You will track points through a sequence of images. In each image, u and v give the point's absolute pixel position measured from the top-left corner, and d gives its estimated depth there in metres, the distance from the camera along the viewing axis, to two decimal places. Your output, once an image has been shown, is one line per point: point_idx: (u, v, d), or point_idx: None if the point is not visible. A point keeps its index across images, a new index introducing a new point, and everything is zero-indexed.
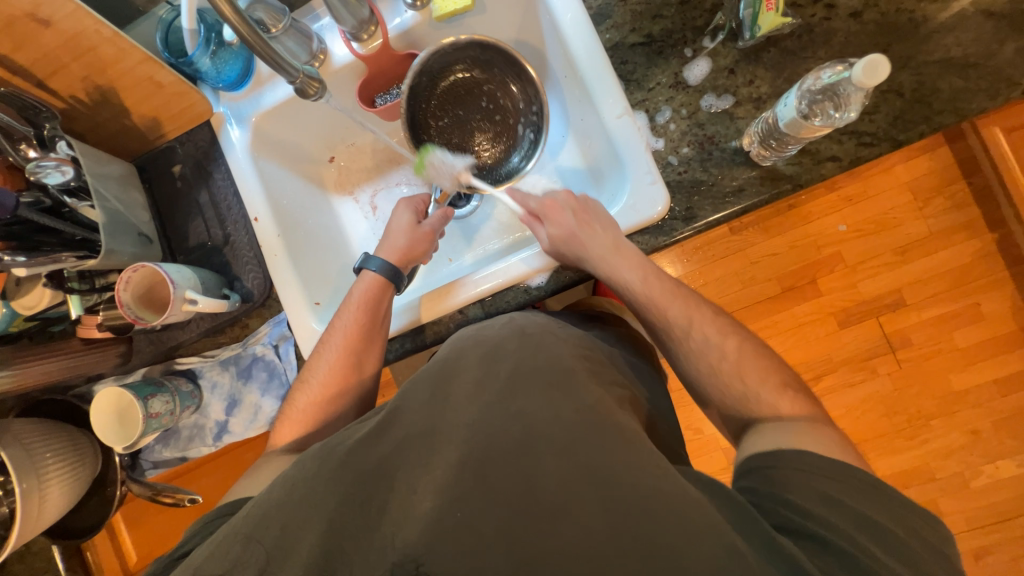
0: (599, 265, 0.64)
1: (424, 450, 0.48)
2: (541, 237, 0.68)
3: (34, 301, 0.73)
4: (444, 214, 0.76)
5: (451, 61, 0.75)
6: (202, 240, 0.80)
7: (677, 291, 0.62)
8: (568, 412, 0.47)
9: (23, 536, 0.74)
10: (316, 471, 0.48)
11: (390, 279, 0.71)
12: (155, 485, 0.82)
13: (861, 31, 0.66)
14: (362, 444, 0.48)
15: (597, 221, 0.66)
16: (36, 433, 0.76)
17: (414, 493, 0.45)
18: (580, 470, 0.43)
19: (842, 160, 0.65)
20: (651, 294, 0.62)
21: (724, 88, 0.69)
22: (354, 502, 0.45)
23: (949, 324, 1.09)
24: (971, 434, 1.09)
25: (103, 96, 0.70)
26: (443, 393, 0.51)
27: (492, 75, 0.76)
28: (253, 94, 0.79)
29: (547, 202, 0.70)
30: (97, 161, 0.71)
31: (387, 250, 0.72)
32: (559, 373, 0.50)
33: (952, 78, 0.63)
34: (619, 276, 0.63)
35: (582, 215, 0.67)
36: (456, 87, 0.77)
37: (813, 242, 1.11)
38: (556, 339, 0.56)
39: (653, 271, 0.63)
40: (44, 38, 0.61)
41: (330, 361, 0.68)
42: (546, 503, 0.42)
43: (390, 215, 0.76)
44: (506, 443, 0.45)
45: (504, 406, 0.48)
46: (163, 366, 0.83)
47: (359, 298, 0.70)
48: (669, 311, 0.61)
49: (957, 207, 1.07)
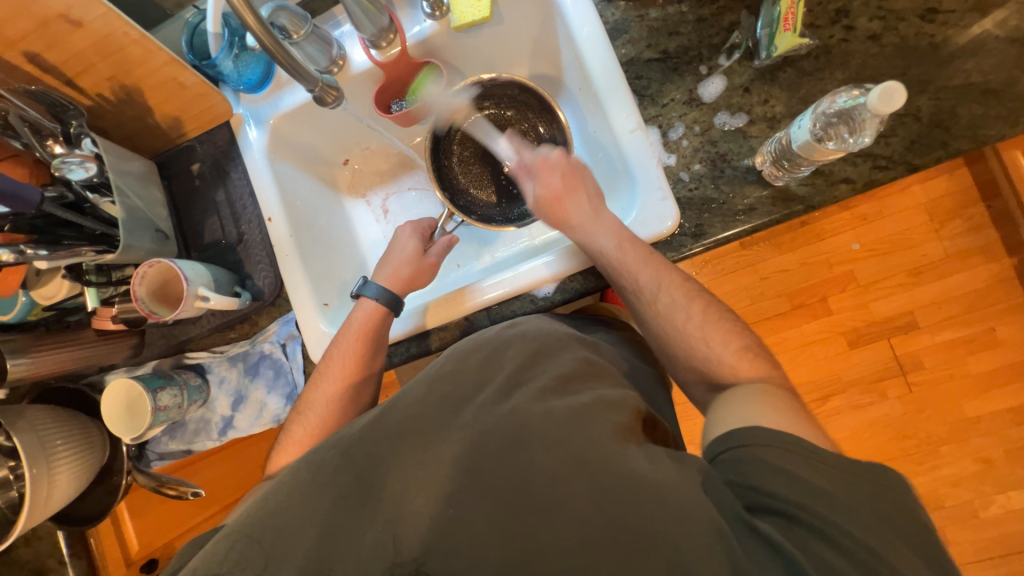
0: (578, 230, 0.65)
1: (417, 446, 0.47)
2: (528, 192, 0.70)
3: (52, 293, 0.75)
4: (448, 241, 0.77)
5: (491, 95, 0.82)
6: (217, 237, 0.82)
7: (652, 257, 0.61)
8: (559, 407, 0.47)
9: (32, 521, 0.75)
10: (315, 467, 0.48)
11: (388, 307, 0.71)
12: (160, 477, 0.83)
13: (878, 54, 0.65)
14: (360, 441, 0.49)
15: (583, 187, 0.67)
16: (48, 421, 0.78)
17: (406, 487, 0.45)
18: (569, 463, 0.44)
19: (856, 183, 0.64)
20: (624, 258, 0.61)
21: (738, 106, 0.69)
22: (349, 503, 0.45)
23: (962, 349, 1.07)
24: (983, 462, 1.07)
25: (128, 95, 0.72)
26: (439, 393, 0.51)
27: (525, 117, 0.81)
28: (273, 97, 0.81)
29: (537, 159, 0.70)
30: (120, 158, 0.73)
31: (389, 279, 0.73)
32: (557, 377, 0.51)
33: (971, 104, 0.62)
34: (595, 242, 0.63)
35: (571, 178, 0.68)
36: (489, 122, 0.83)
37: (824, 259, 1.10)
38: (555, 342, 0.57)
39: (628, 237, 0.62)
40: (75, 38, 0.63)
41: (327, 393, 0.68)
42: (540, 500, 0.42)
43: (397, 241, 0.76)
44: (500, 441, 0.45)
45: (497, 404, 0.49)
46: (173, 359, 0.85)
47: (358, 325, 0.70)
48: (642, 275, 0.60)
49: (974, 230, 1.06)
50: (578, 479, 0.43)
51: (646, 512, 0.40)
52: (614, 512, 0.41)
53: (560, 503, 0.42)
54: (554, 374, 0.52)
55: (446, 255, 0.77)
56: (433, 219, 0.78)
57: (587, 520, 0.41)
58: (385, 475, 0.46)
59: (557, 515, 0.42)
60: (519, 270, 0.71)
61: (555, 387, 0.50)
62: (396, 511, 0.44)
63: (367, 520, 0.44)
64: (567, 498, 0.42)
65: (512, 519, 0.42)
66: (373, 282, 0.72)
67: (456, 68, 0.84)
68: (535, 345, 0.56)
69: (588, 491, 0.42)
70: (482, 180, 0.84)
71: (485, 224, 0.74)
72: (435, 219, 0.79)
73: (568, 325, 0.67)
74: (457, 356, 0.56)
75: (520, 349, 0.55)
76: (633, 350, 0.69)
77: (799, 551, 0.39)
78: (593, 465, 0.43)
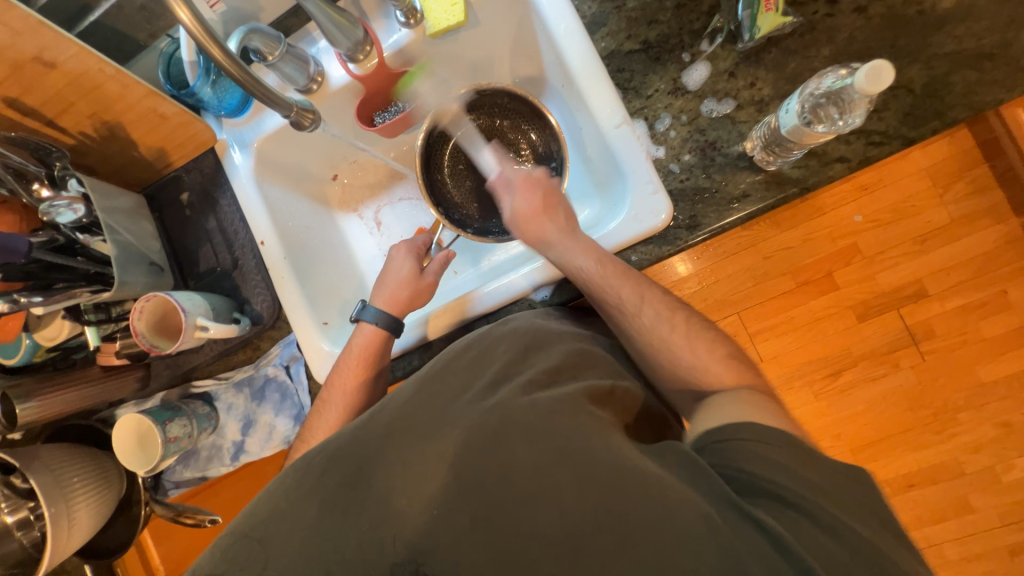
0: (554, 250, 0.64)
1: (407, 443, 0.47)
2: (506, 206, 0.70)
3: (54, 333, 0.77)
4: (444, 255, 0.76)
5: (483, 107, 0.80)
6: (212, 265, 0.82)
7: (630, 272, 0.61)
8: (547, 400, 0.47)
9: (55, 559, 0.75)
10: (303, 472, 0.47)
11: (388, 330, 0.71)
12: (176, 506, 0.83)
13: (865, 26, 0.64)
14: (349, 443, 0.48)
15: (562, 206, 0.68)
16: (63, 460, 0.79)
17: (392, 487, 0.44)
18: (558, 452, 0.43)
19: (850, 161, 0.63)
20: (604, 275, 0.61)
21: (725, 91, 0.67)
22: (335, 506, 0.44)
23: (975, 314, 1.00)
24: (1002, 426, 1.02)
25: (110, 130, 0.72)
26: (428, 394, 0.52)
27: (515, 120, 0.80)
28: (254, 119, 0.81)
29: (517, 176, 0.71)
30: (108, 195, 0.73)
31: (387, 301, 0.72)
32: (548, 371, 0.51)
33: (965, 71, 0.61)
34: (573, 261, 0.62)
35: (548, 201, 0.67)
36: (476, 131, 0.81)
37: (828, 234, 0.99)
38: (546, 334, 0.57)
39: (607, 257, 0.62)
40: (49, 79, 0.62)
41: (330, 420, 0.67)
42: (523, 493, 0.42)
43: (392, 261, 0.75)
44: (483, 435, 0.45)
45: (487, 400, 0.49)
46: (180, 389, 0.85)
47: (357, 351, 0.70)
48: (622, 290, 0.59)
49: (978, 192, 0.96)
50: (573, 480, 0.42)
51: (649, 513, 0.39)
52: (611, 508, 0.40)
53: (553, 499, 0.41)
54: (544, 367, 0.52)
55: (444, 270, 0.77)
56: (426, 236, 0.77)
57: (576, 512, 0.40)
58: (372, 474, 0.45)
59: (544, 507, 0.41)
60: (513, 276, 0.71)
61: (546, 380, 0.50)
62: (383, 510, 0.43)
63: (355, 519, 0.43)
64: (561, 494, 0.41)
65: (499, 514, 0.42)
66: (371, 306, 0.72)
67: (438, 76, 0.83)
68: (528, 340, 0.56)
69: (573, 482, 0.41)
70: (479, 192, 0.83)
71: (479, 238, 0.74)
72: (428, 236, 0.77)
73: (566, 320, 0.66)
74: (447, 358, 0.56)
75: (510, 345, 0.55)
76: None
77: (796, 534, 0.38)
78: (588, 461, 0.42)
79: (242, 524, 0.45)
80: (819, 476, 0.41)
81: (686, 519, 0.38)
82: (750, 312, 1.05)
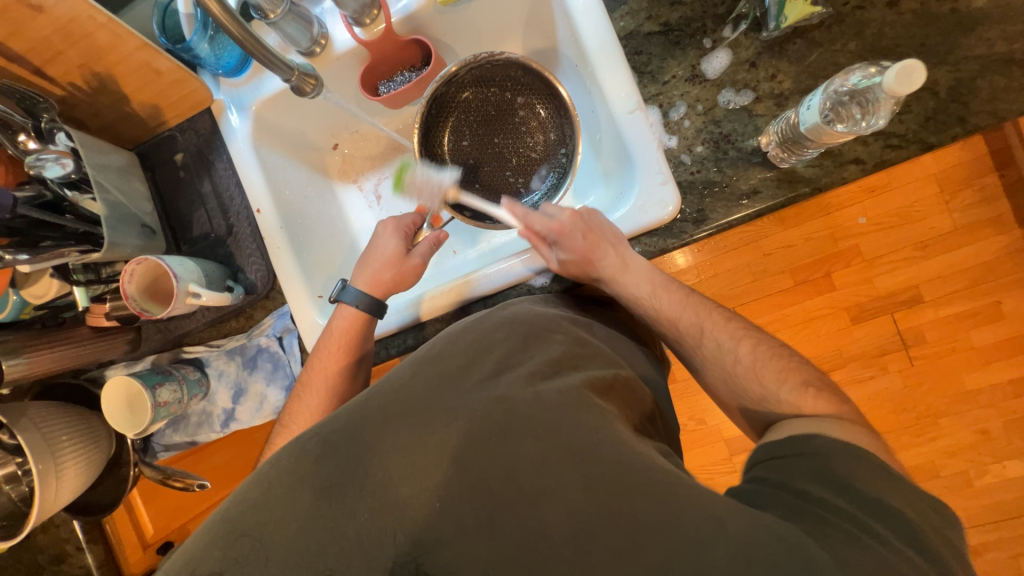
0: (611, 282, 0.64)
1: (404, 431, 0.46)
2: (551, 259, 0.66)
3: (42, 291, 0.75)
4: (434, 238, 0.73)
5: (494, 79, 0.77)
6: (206, 230, 0.80)
7: (690, 300, 0.61)
8: (549, 392, 0.47)
9: (43, 515, 0.75)
10: (297, 456, 0.46)
11: (370, 313, 0.70)
12: (165, 469, 0.84)
13: (896, 22, 0.61)
14: (345, 425, 0.48)
15: (607, 244, 0.63)
16: (52, 418, 0.78)
17: (390, 471, 0.44)
18: (562, 451, 0.43)
19: (866, 163, 0.61)
20: (659, 307, 0.61)
21: (744, 82, 0.65)
22: (329, 487, 0.44)
23: (967, 323, 1.00)
24: (981, 434, 1.03)
25: (101, 83, 0.68)
26: (424, 376, 0.51)
27: (530, 100, 0.77)
28: (254, 81, 0.77)
29: (551, 225, 0.64)
30: (98, 151, 0.70)
31: (370, 283, 0.71)
32: (548, 362, 0.51)
33: (993, 76, 0.59)
34: (629, 292, 0.63)
35: (592, 235, 0.63)
36: (489, 104, 0.79)
37: (831, 235, 0.98)
38: (546, 324, 0.56)
39: (662, 284, 0.62)
40: (36, 24, 0.59)
41: (312, 406, 0.67)
42: (524, 484, 0.42)
43: (378, 238, 0.73)
44: (485, 427, 0.45)
45: (486, 389, 0.48)
46: (171, 354, 0.84)
47: (339, 334, 0.70)
48: (681, 320, 0.60)
49: (987, 201, 0.94)
50: (571, 471, 0.42)
51: (643, 507, 0.39)
52: (606, 503, 0.40)
53: (553, 491, 0.41)
54: (544, 359, 0.51)
55: (431, 253, 0.74)
56: (417, 215, 0.75)
57: (575, 504, 0.40)
58: (369, 461, 0.45)
59: (545, 502, 0.41)
60: (515, 260, 0.70)
61: (545, 371, 0.50)
62: (382, 499, 0.43)
63: (352, 502, 0.43)
64: (560, 486, 0.41)
65: (499, 506, 0.42)
66: (351, 287, 0.70)
67: (448, 46, 0.80)
68: (528, 330, 0.55)
69: (576, 478, 0.41)
70: (482, 171, 0.80)
71: (477, 223, 0.72)
72: (419, 215, 0.75)
73: (567, 307, 0.65)
74: (445, 342, 0.55)
75: (509, 334, 0.54)
76: (633, 335, 0.67)
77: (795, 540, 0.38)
78: (587, 456, 0.42)
79: (235, 501, 0.45)
80: None
81: (683, 517, 0.39)
82: (747, 309, 1.05)
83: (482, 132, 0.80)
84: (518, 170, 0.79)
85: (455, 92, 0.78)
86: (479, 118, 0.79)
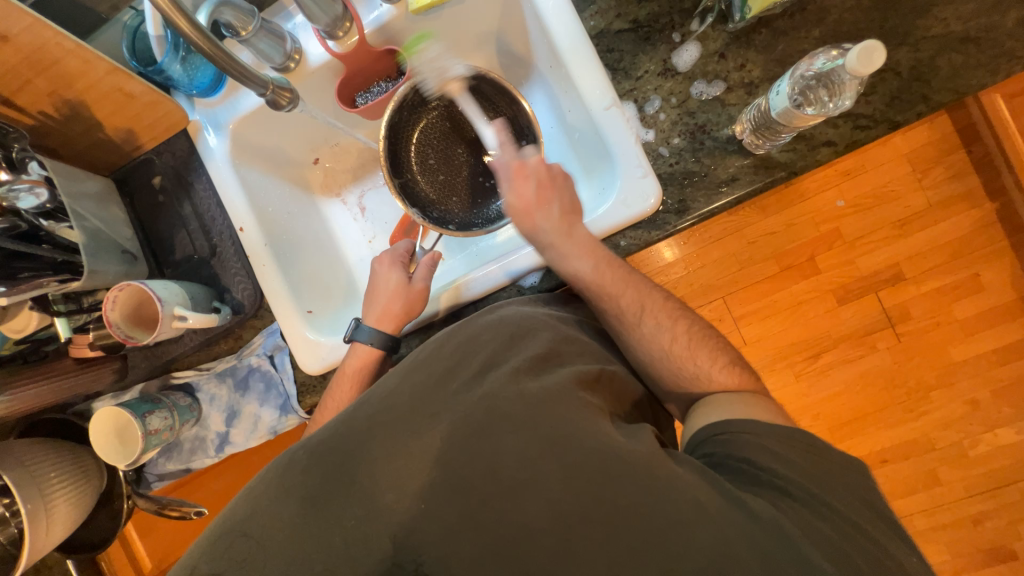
0: (552, 249, 0.61)
1: (391, 437, 0.46)
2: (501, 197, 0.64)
3: (21, 325, 0.73)
4: (431, 259, 0.73)
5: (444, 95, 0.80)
6: (189, 252, 0.79)
7: (631, 276, 0.60)
8: (532, 387, 0.47)
9: (34, 556, 0.73)
10: (285, 471, 0.46)
11: (383, 349, 0.69)
12: (161, 500, 0.82)
13: (856, 7, 0.63)
14: (331, 438, 0.47)
15: (557, 198, 0.62)
16: (39, 454, 0.76)
17: (378, 481, 0.44)
18: (548, 445, 0.43)
19: (838, 145, 0.63)
20: (603, 282, 0.59)
21: (715, 73, 0.66)
22: (317, 502, 0.43)
23: (949, 296, 1.02)
24: (970, 404, 1.05)
25: (72, 110, 0.68)
26: (413, 383, 0.51)
27: None
28: (229, 99, 0.77)
29: (514, 162, 0.63)
30: (73, 179, 0.69)
31: (380, 317, 0.70)
32: (533, 357, 0.51)
33: (952, 54, 0.61)
34: (571, 263, 0.60)
35: (547, 188, 0.62)
36: (441, 118, 0.81)
37: (811, 219, 1.00)
38: (531, 321, 0.56)
39: (605, 259, 0.60)
40: (3, 54, 0.58)
41: None
42: (508, 483, 0.42)
43: (378, 274, 0.73)
44: (469, 426, 0.45)
45: (471, 390, 0.48)
46: (160, 381, 0.83)
47: (352, 374, 0.69)
48: (624, 297, 0.59)
49: (956, 177, 0.97)
50: (558, 466, 0.42)
51: (634, 498, 0.40)
52: (597, 496, 0.40)
53: (541, 487, 0.41)
54: (528, 355, 0.51)
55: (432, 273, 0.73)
56: (409, 244, 0.75)
57: (565, 500, 0.40)
58: (356, 471, 0.44)
59: (533, 499, 0.41)
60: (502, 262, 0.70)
61: (530, 367, 0.50)
62: (371, 507, 0.43)
63: (339, 515, 0.43)
64: (548, 482, 0.41)
65: (487, 505, 0.41)
66: (364, 325, 0.70)
67: None
68: (514, 329, 0.55)
69: (564, 473, 0.41)
70: (453, 185, 0.81)
71: (467, 232, 0.73)
72: (411, 244, 0.75)
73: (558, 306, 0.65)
74: (430, 348, 0.55)
75: (495, 334, 0.54)
76: None
77: (785, 517, 0.39)
78: (575, 450, 0.42)
79: (224, 521, 0.44)
80: (799, 459, 0.43)
81: (672, 497, 0.39)
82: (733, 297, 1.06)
83: (444, 147, 0.81)
84: (487, 172, 0.81)
85: (412, 115, 0.79)
86: (438, 134, 0.81)
